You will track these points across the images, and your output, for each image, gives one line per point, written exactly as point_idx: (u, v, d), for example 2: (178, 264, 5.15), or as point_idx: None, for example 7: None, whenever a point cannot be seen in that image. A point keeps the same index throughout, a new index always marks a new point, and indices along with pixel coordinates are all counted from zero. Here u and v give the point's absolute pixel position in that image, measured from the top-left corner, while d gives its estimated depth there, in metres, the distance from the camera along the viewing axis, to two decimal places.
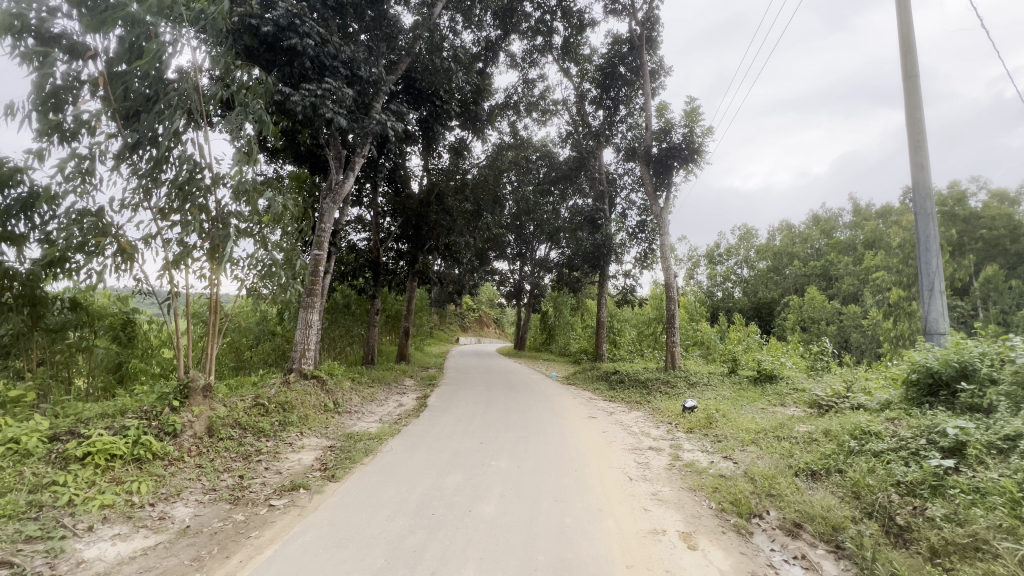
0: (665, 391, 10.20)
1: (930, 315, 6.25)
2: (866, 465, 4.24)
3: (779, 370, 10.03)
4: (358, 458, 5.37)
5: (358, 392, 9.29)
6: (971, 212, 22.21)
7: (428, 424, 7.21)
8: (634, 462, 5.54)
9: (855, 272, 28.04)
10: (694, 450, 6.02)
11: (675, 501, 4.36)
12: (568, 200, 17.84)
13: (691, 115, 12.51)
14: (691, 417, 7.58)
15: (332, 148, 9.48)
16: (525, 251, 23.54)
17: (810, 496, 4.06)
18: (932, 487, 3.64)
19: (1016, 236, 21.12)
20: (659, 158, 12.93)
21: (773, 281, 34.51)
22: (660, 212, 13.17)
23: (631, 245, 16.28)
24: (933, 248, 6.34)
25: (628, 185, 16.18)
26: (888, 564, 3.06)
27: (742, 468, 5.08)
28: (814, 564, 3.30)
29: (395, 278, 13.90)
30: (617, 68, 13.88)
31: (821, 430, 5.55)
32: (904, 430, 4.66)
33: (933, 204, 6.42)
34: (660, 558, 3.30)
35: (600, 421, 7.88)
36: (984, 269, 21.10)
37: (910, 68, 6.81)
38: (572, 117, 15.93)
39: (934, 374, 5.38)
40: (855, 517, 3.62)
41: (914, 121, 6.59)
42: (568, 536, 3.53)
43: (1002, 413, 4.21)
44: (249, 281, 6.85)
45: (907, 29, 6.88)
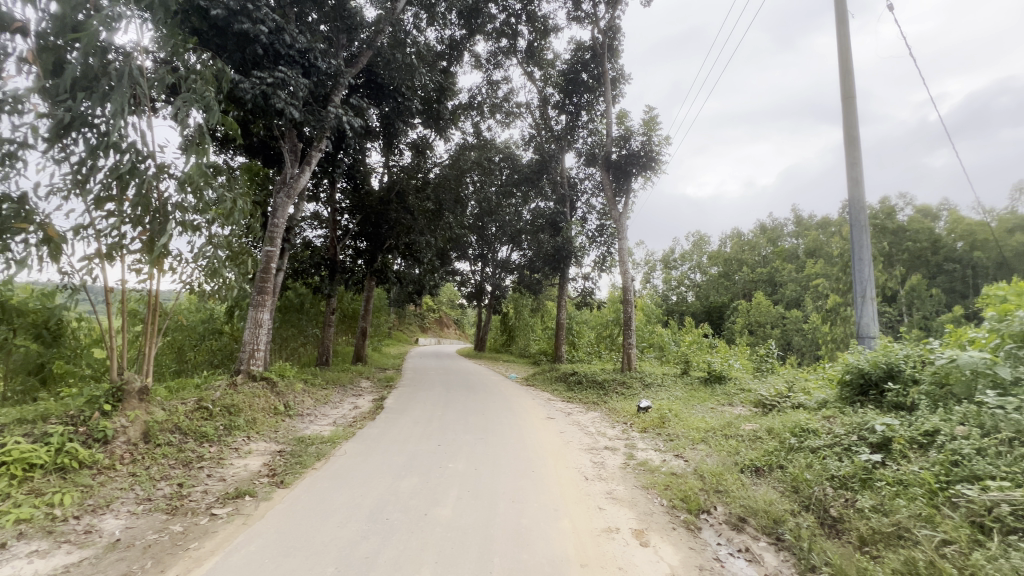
0: (621, 392, 10.44)
1: (862, 319, 6.71)
2: (805, 460, 4.50)
3: (727, 372, 10.50)
4: (309, 462, 5.18)
5: (310, 394, 8.97)
6: (898, 226, 24.07)
7: (385, 427, 7.07)
8: (589, 462, 5.63)
9: (797, 279, 29.76)
10: (647, 449, 6.19)
11: (629, 500, 4.46)
12: (530, 203, 17.95)
13: (649, 123, 12.91)
14: (645, 417, 7.80)
15: (287, 141, 9.13)
16: (487, 252, 23.36)
17: (754, 491, 4.26)
18: (862, 480, 3.90)
19: (937, 248, 22.96)
20: (618, 164, 13.27)
21: (724, 286, 36.15)
22: (619, 217, 13.49)
23: (591, 249, 16.63)
24: (865, 258, 6.82)
25: (589, 190, 16.48)
26: (822, 554, 3.24)
27: (692, 466, 5.27)
28: (756, 556, 3.47)
29: (352, 277, 13.57)
30: (579, 74, 14.18)
31: (764, 428, 5.84)
32: (839, 427, 4.98)
33: (867, 216, 6.92)
34: (614, 556, 3.37)
35: (558, 421, 7.97)
36: (910, 278, 22.88)
37: (848, 89, 7.32)
38: (534, 121, 16.07)
39: (865, 375, 5.78)
40: (795, 511, 3.82)
41: (851, 139, 7.08)
42: (524, 536, 3.55)
43: (923, 411, 4.57)
44: (193, 279, 6.47)
45: (846, 53, 7.38)
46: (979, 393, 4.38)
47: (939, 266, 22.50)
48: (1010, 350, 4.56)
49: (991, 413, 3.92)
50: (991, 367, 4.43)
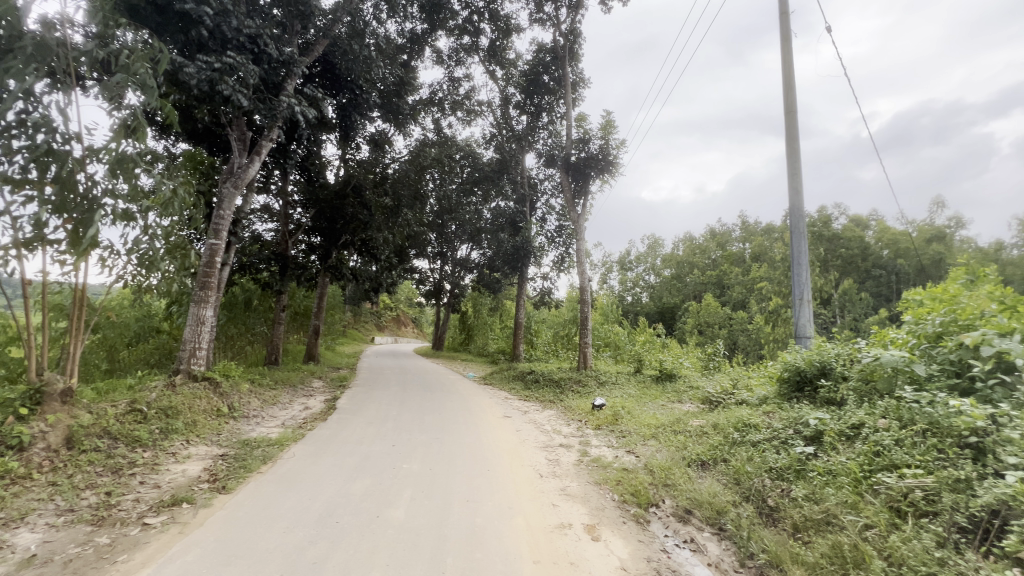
0: (577, 391, 10.63)
1: (799, 320, 7.16)
2: (746, 454, 4.75)
3: (677, 370, 10.92)
4: (254, 466, 4.94)
5: (257, 395, 8.57)
6: (833, 234, 25.85)
7: (338, 427, 6.87)
8: (544, 459, 5.70)
9: (743, 281, 31.33)
10: (601, 445, 6.33)
11: (582, 496, 4.55)
12: (490, 202, 17.90)
13: (607, 127, 13.21)
14: (599, 414, 7.99)
15: (235, 129, 8.67)
16: (446, 250, 23.07)
17: (699, 484, 4.46)
18: (796, 471, 4.16)
19: (866, 255, 24.83)
20: (577, 167, 13.51)
21: (676, 288, 37.56)
22: (578, 218, 13.73)
23: (549, 249, 16.86)
24: (803, 263, 7.28)
25: (548, 191, 16.66)
26: (760, 542, 3.43)
27: (642, 461, 5.45)
28: (699, 546, 3.62)
29: (305, 273, 13.10)
30: (540, 76, 14.33)
31: (710, 423, 6.12)
32: (777, 422, 5.29)
33: (805, 224, 7.38)
34: (566, 551, 3.43)
35: (515, 420, 8.02)
36: (843, 283, 24.60)
37: (790, 104, 7.78)
38: (495, 120, 16.06)
39: (801, 372, 6.17)
40: (736, 501, 4.02)
41: (792, 151, 7.52)
42: (478, 536, 3.54)
43: (850, 406, 4.93)
44: (127, 272, 6.02)
45: (789, 69, 7.85)
46: (899, 388, 4.78)
47: (868, 272, 24.42)
48: (925, 349, 5.01)
49: (909, 407, 4.28)
50: (908, 365, 4.84)
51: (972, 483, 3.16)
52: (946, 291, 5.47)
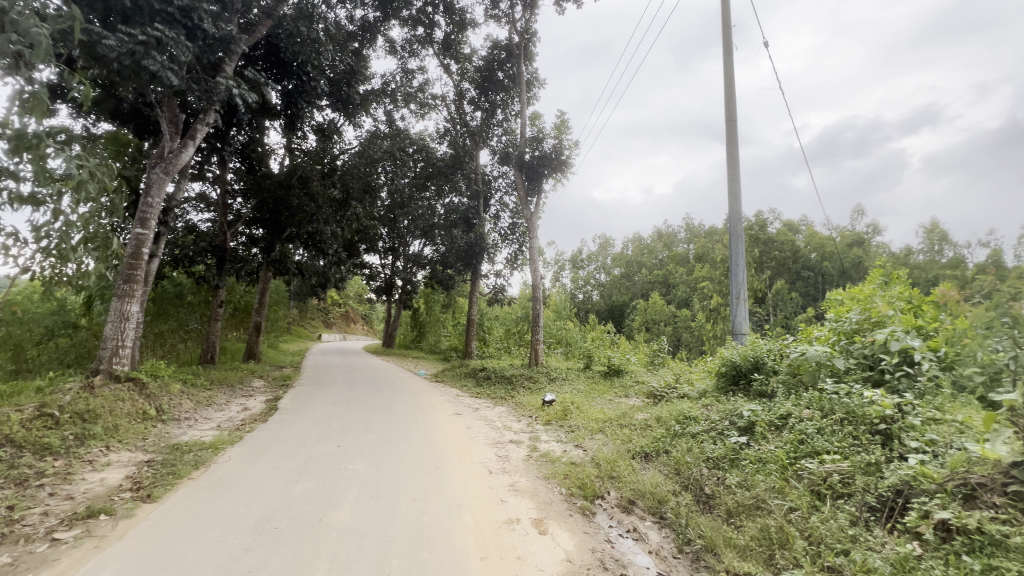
0: (528, 387, 10.75)
1: (736, 318, 7.59)
2: (685, 445, 4.98)
3: (624, 366, 11.29)
4: (184, 472, 4.62)
5: (190, 396, 8.03)
6: (768, 237, 27.65)
7: (279, 429, 6.56)
8: (494, 456, 5.72)
9: (687, 281, 32.84)
10: (550, 441, 6.42)
11: (530, 490, 4.61)
12: (444, 198, 17.66)
13: (560, 127, 13.39)
14: (549, 409, 8.11)
15: (165, 110, 8.05)
16: (398, 245, 22.52)
17: (642, 475, 4.63)
18: (731, 460, 4.41)
19: (797, 258, 26.69)
20: (531, 165, 13.59)
21: (625, 286, 38.80)
22: (531, 216, 13.83)
23: (503, 246, 16.91)
24: (740, 264, 7.71)
25: (502, 188, 16.67)
26: (696, 528, 3.61)
27: (590, 454, 5.59)
28: (641, 534, 3.76)
29: (245, 267, 12.39)
30: (495, 72, 14.32)
31: (654, 417, 6.36)
32: (714, 414, 5.58)
33: (742, 226, 7.82)
34: (514, 546, 3.46)
35: (466, 417, 7.99)
36: (775, 283, 26.35)
37: (731, 113, 8.21)
38: (449, 115, 15.89)
39: (737, 366, 6.54)
40: (676, 491, 4.21)
41: (732, 157, 7.94)
42: (424, 535, 3.50)
43: (780, 397, 5.29)
44: (35, 263, 5.45)
45: (730, 80, 8.28)
46: (821, 381, 5.18)
47: (798, 273, 26.27)
48: (844, 344, 5.46)
49: (829, 398, 4.65)
50: (830, 359, 5.25)
51: (881, 466, 3.49)
52: (862, 291, 5.99)
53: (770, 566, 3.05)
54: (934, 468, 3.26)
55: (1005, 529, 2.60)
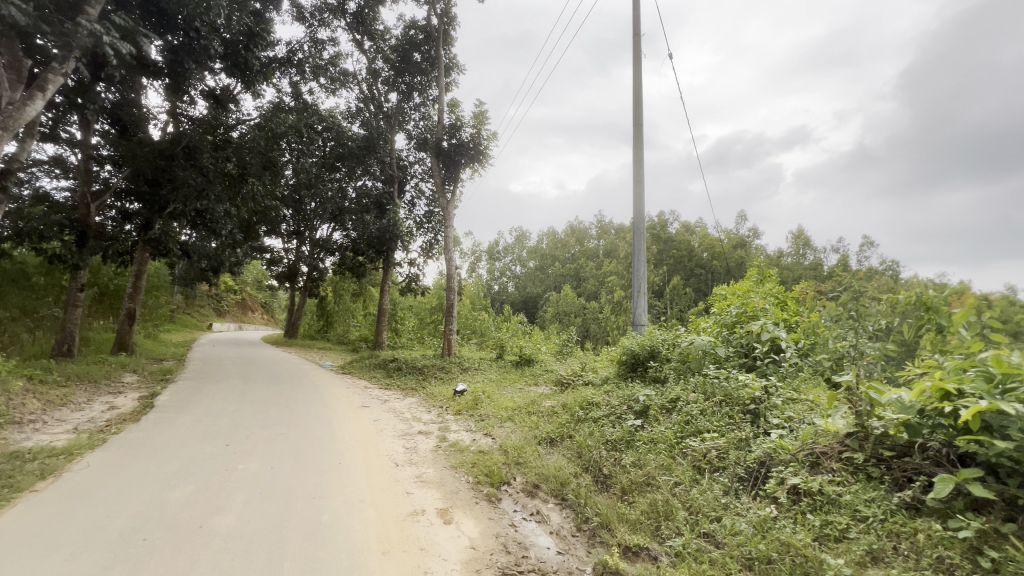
0: (440, 377, 10.66)
1: (637, 310, 8.14)
2: (588, 429, 5.25)
3: (535, 355, 11.64)
4: (25, 483, 3.92)
5: (38, 395, 6.83)
6: (668, 236, 29.96)
7: (155, 429, 5.80)
8: (402, 448, 5.59)
9: (596, 275, 34.64)
10: (459, 430, 6.42)
11: (437, 481, 4.57)
12: (355, 180, 16.73)
13: (479, 117, 13.31)
14: (460, 399, 8.10)
15: (4, 52, 6.64)
16: (304, 229, 20.87)
17: (547, 459, 4.81)
18: (627, 441, 4.73)
19: (691, 256, 29.27)
20: (448, 153, 13.38)
21: (539, 278, 39.91)
22: (447, 205, 13.62)
23: (417, 234, 16.50)
24: (641, 259, 8.27)
25: (418, 174, 16.23)
26: (593, 506, 3.83)
27: (498, 442, 5.68)
28: (544, 516, 3.91)
29: (115, 245, 10.78)
30: (411, 53, 13.89)
31: (560, 404, 6.63)
32: (614, 399, 5.96)
33: (645, 225, 8.38)
34: (417, 537, 3.42)
35: (374, 409, 7.71)
36: (672, 278, 28.72)
37: (638, 118, 8.73)
38: (361, 94, 15.07)
39: (636, 355, 7.03)
40: (577, 473, 4.42)
41: (638, 159, 8.45)
42: (321, 534, 3.32)
43: (671, 382, 5.79)
44: None
45: (638, 87, 8.80)
46: (705, 367, 5.75)
47: (692, 270, 28.87)
48: (725, 334, 6.11)
49: (711, 382, 5.19)
50: (713, 348, 5.86)
51: (749, 440, 3.97)
52: (741, 288, 6.72)
53: (656, 537, 3.32)
54: (790, 440, 3.77)
55: (839, 489, 3.08)
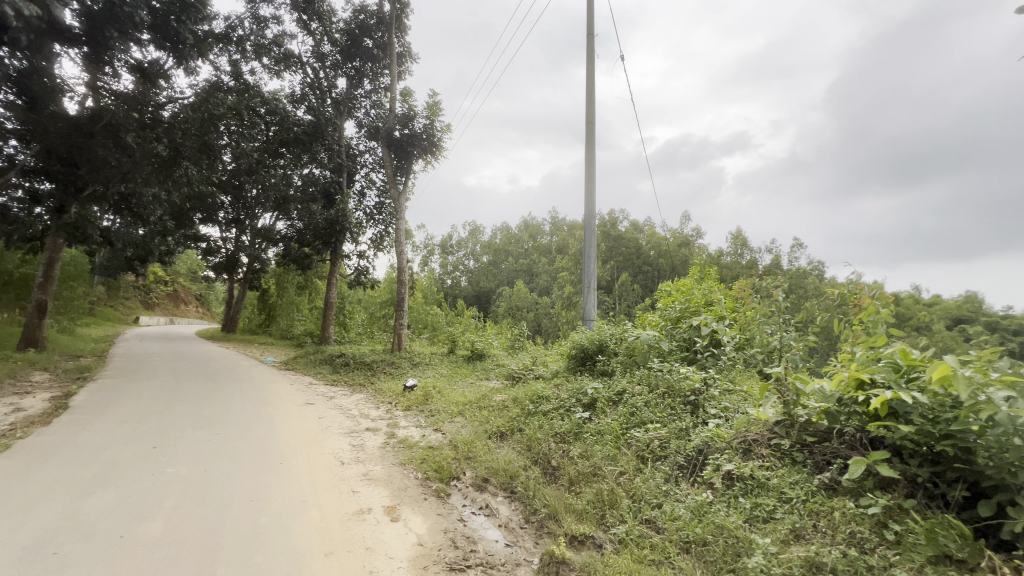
0: (389, 373, 10.43)
1: (587, 305, 8.32)
2: (537, 422, 5.32)
3: (486, 349, 11.65)
4: None
5: None
6: (617, 234, 30.79)
7: (69, 432, 5.30)
8: (348, 446, 5.42)
9: (548, 271, 35.09)
10: (409, 426, 6.31)
11: (384, 478, 4.48)
12: (301, 168, 15.95)
13: (432, 108, 13.07)
14: (410, 394, 7.98)
15: None
16: (244, 217, 19.67)
17: (496, 453, 4.83)
18: (575, 434, 4.84)
19: (639, 253, 30.26)
20: (400, 143, 13.04)
21: (492, 273, 39.85)
22: (399, 197, 13.31)
23: (367, 226, 16.00)
24: (591, 256, 8.44)
25: (369, 164, 15.74)
26: (542, 498, 3.88)
27: (448, 437, 5.64)
28: (493, 510, 3.93)
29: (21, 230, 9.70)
30: (361, 39, 13.44)
31: (510, 398, 6.68)
32: (563, 393, 6.08)
33: (596, 222, 8.56)
34: (363, 537, 3.33)
35: (319, 406, 7.43)
36: (620, 275, 29.59)
37: (591, 116, 8.89)
38: (307, 78, 14.40)
39: (585, 349, 7.19)
40: (526, 466, 4.47)
41: (590, 157, 8.62)
42: (259, 538, 3.16)
43: (618, 375, 5.98)
44: None
45: (591, 86, 8.97)
46: (650, 360, 5.98)
47: (639, 267, 29.85)
48: (669, 329, 6.38)
49: (655, 374, 5.41)
50: (657, 342, 6.10)
51: (689, 430, 4.18)
52: (684, 285, 7.03)
53: (601, 525, 3.42)
54: (725, 429, 4.01)
55: (767, 473, 3.30)
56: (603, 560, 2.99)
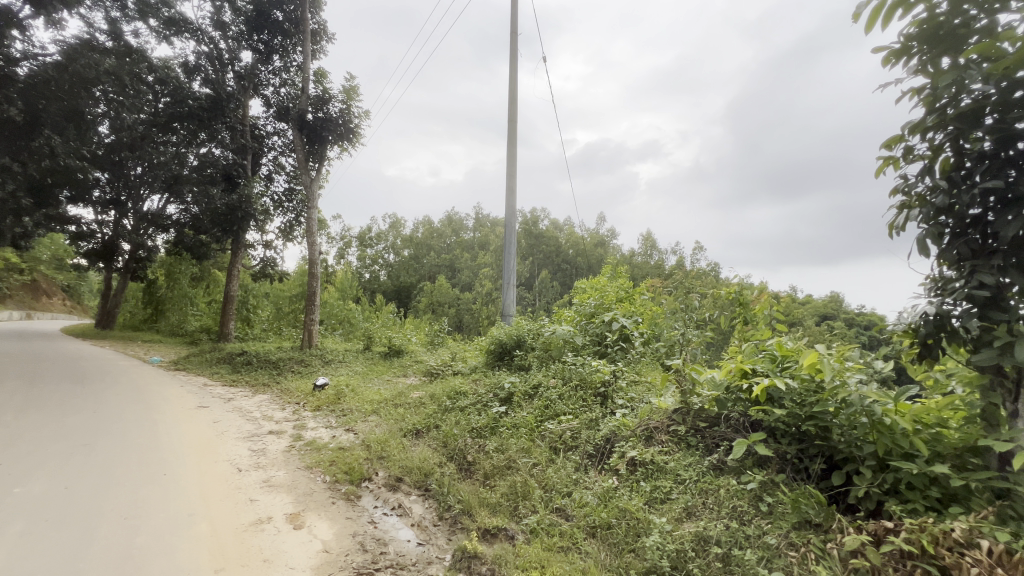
0: (298, 371, 9.79)
1: (506, 300, 8.43)
2: (454, 418, 5.29)
3: (405, 346, 11.34)
4: None
5: None
6: (538, 232, 31.50)
7: None
8: (247, 451, 5.00)
9: (471, 267, 35.03)
10: (318, 427, 5.97)
11: (288, 484, 4.19)
12: (197, 147, 14.40)
13: (349, 92, 12.41)
14: (320, 394, 7.54)
15: None
16: (125, 198, 17.23)
17: (411, 452, 4.71)
18: (492, 428, 4.89)
19: (559, 252, 31.24)
20: (312, 127, 12.23)
21: (413, 268, 38.84)
22: (311, 184, 12.51)
23: (275, 214, 14.85)
24: (511, 252, 8.55)
25: (277, 147, 14.59)
26: (456, 494, 3.85)
27: (361, 437, 5.41)
28: (406, 510, 3.82)
29: None
30: (270, 11, 12.42)
31: (427, 395, 6.56)
32: (480, 388, 6.11)
33: (517, 219, 8.67)
34: (260, 548, 3.10)
35: (215, 409, 6.77)
36: (540, 272, 30.34)
37: (514, 114, 8.99)
38: (204, 47, 13.00)
39: (503, 344, 7.28)
40: (442, 463, 4.42)
41: (512, 155, 8.71)
42: (133, 560, 2.81)
43: (535, 370, 6.12)
44: None
45: (515, 84, 9.06)
46: (564, 354, 6.20)
47: (559, 265, 30.82)
48: (583, 324, 6.65)
49: (569, 368, 5.62)
50: (572, 337, 6.34)
51: (598, 420, 4.41)
52: (598, 283, 7.38)
53: (514, 517, 3.48)
54: (631, 418, 4.27)
55: (666, 457, 3.56)
56: (514, 551, 3.05)
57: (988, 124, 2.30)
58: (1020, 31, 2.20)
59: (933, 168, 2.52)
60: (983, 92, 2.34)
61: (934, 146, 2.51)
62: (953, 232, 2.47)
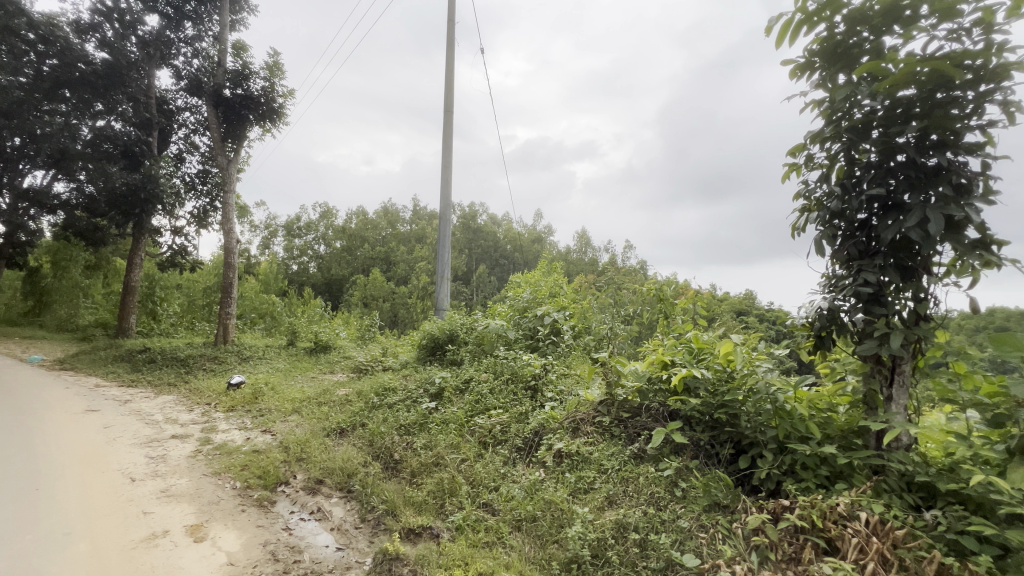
0: (211, 369, 9.04)
1: (440, 294, 8.29)
2: (381, 416, 5.09)
3: (333, 341, 10.81)
4: None
5: None
6: (476, 226, 31.31)
7: None
8: (144, 458, 4.49)
9: (407, 259, 34.18)
10: (230, 429, 5.51)
11: (191, 493, 3.81)
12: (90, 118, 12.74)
13: (272, 68, 11.53)
14: (235, 393, 6.99)
15: None
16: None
17: (334, 452, 4.46)
18: (420, 425, 4.76)
19: (496, 247, 31.28)
20: (230, 104, 11.30)
21: (345, 260, 37.28)
22: (228, 166, 11.54)
23: (185, 198, 13.51)
24: (446, 245, 8.40)
25: (189, 125, 13.28)
26: (380, 494, 3.69)
27: (278, 438, 5.06)
28: (325, 513, 3.60)
29: None
30: None
31: (353, 392, 6.28)
32: (410, 384, 5.94)
33: (452, 212, 8.53)
34: (150, 567, 2.78)
35: (108, 413, 6.04)
36: (477, 267, 30.26)
37: (450, 104, 8.81)
38: (99, 4, 11.49)
39: (435, 338, 7.16)
40: (366, 462, 4.23)
41: (448, 147, 8.54)
42: None
43: (467, 364, 6.05)
44: None
45: (451, 74, 8.88)
46: (497, 348, 6.20)
47: (496, 261, 30.90)
48: (516, 318, 6.69)
49: (501, 362, 5.61)
50: (505, 331, 6.35)
51: (527, 414, 4.44)
52: (532, 278, 7.45)
53: (440, 514, 3.40)
54: (559, 410, 4.33)
55: (591, 448, 3.65)
56: (438, 550, 2.97)
57: (874, 137, 2.55)
58: (901, 55, 2.44)
59: (829, 176, 2.74)
60: (871, 108, 2.58)
61: (830, 155, 2.74)
62: (844, 235, 2.71)
